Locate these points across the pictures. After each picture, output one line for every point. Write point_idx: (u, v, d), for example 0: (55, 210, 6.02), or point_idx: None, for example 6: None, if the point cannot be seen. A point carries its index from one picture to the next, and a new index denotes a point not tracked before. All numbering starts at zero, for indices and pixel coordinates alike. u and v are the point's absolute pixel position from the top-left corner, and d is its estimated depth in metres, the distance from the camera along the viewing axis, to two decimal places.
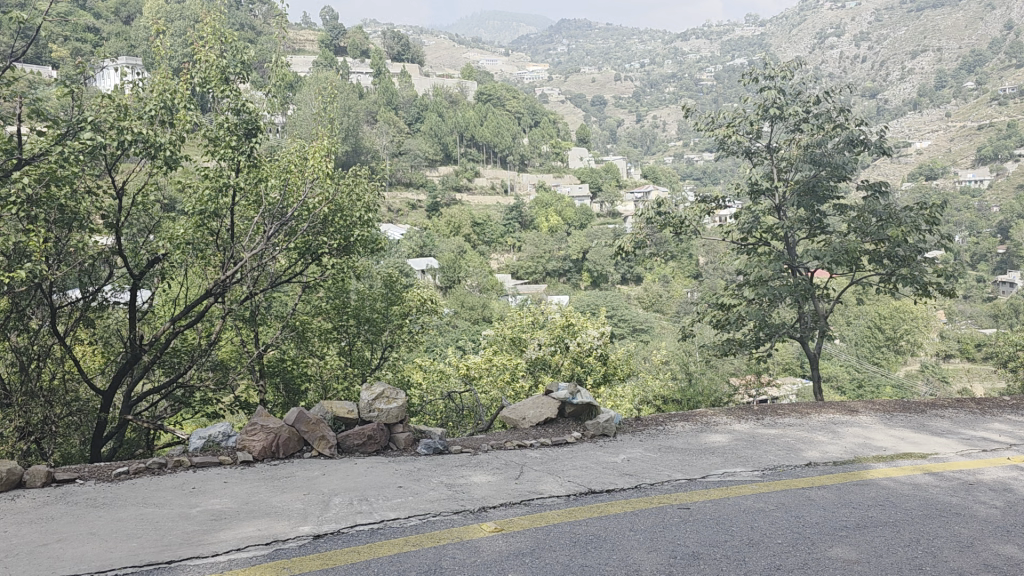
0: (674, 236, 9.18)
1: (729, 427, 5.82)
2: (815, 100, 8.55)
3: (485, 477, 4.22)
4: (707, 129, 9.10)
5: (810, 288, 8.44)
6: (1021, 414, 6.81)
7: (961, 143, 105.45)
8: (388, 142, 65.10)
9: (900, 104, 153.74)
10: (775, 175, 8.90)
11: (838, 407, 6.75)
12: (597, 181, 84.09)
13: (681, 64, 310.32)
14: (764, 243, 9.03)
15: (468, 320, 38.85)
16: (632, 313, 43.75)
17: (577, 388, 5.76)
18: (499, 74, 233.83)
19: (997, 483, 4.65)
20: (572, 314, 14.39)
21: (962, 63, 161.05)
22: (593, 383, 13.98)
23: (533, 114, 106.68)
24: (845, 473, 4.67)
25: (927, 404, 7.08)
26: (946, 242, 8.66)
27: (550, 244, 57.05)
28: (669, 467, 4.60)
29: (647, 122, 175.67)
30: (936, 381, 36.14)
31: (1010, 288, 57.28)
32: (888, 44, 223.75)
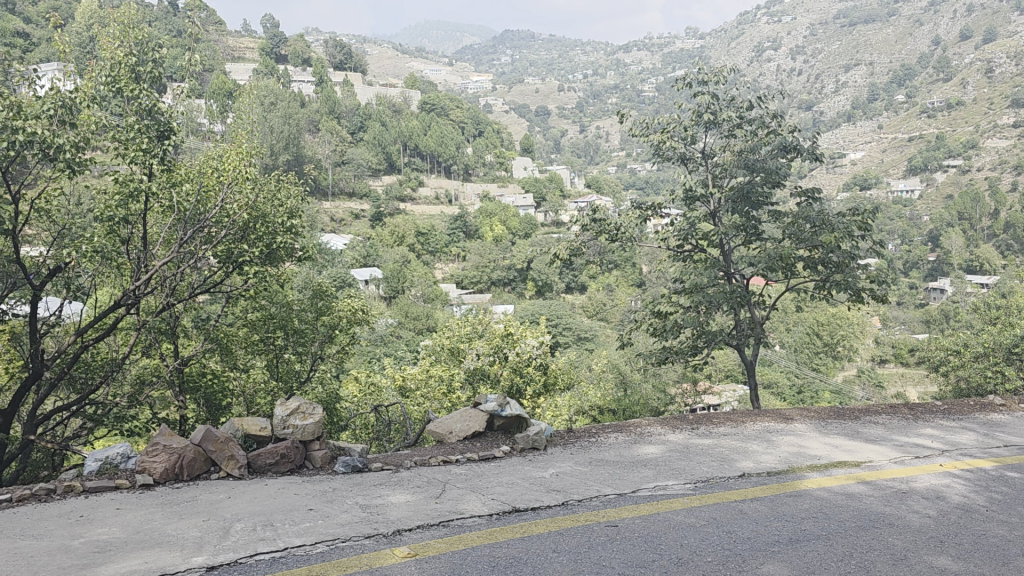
0: (610, 242, 9.05)
1: (663, 437, 5.70)
2: (747, 105, 8.55)
3: (404, 496, 3.99)
4: (641, 135, 9.03)
5: (745, 296, 8.42)
6: (953, 418, 6.83)
7: (893, 155, 108.65)
8: (331, 151, 64.44)
9: (835, 116, 157.84)
10: (709, 182, 8.81)
11: (774, 415, 6.66)
12: (541, 190, 84.35)
13: (623, 75, 313.68)
14: (700, 250, 8.96)
15: (412, 330, 38.51)
16: (577, 321, 43.90)
17: (507, 400, 5.58)
18: (444, 83, 233.45)
19: (930, 490, 4.58)
20: (510, 323, 14.27)
21: (893, 78, 165.89)
22: (532, 394, 13.88)
23: (478, 125, 106.68)
24: (779, 484, 4.55)
25: (861, 410, 7.04)
26: (879, 249, 8.71)
27: (494, 253, 57.04)
28: (597, 482, 4.42)
29: (591, 133, 177.07)
30: (871, 387, 37.06)
31: (941, 295, 59.15)
32: (824, 58, 229.45)
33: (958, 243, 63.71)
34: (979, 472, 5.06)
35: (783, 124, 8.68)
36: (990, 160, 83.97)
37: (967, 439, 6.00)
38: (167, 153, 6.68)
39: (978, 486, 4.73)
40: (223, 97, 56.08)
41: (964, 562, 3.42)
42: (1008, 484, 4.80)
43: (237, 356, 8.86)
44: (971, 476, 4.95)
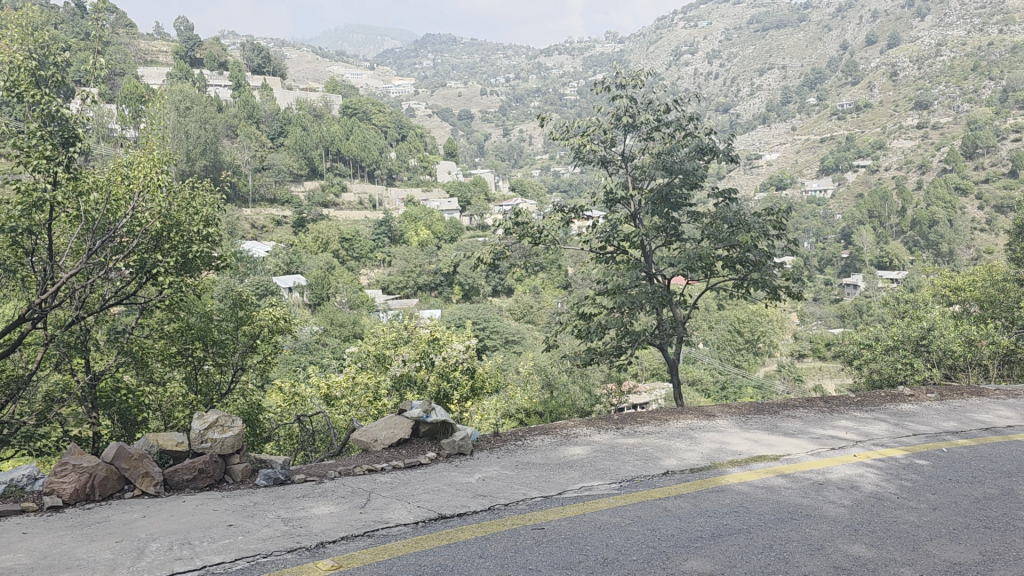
0: (533, 246, 9.06)
1: (589, 438, 5.73)
2: (665, 108, 8.68)
3: (328, 508, 3.92)
4: (561, 138, 9.07)
5: (666, 296, 8.56)
6: (866, 410, 7.07)
7: (807, 156, 112.26)
8: (250, 157, 63.12)
9: (751, 118, 162.22)
10: (629, 184, 8.92)
11: (695, 412, 6.79)
12: (466, 194, 84.44)
13: (544, 79, 315.49)
14: (621, 252, 9.07)
15: (337, 338, 38.04)
16: (504, 324, 44.14)
17: (432, 406, 5.56)
18: (365, 88, 231.89)
19: (844, 480, 4.73)
20: (436, 327, 14.20)
21: (805, 81, 171.12)
22: (459, 398, 13.93)
23: (401, 129, 106.07)
24: (702, 481, 4.63)
25: (779, 404, 7.23)
26: (793, 248, 8.97)
27: (420, 258, 56.84)
28: (524, 484, 4.44)
29: (514, 137, 177.68)
30: (791, 381, 38.34)
31: (854, 290, 61.43)
32: (739, 63, 235.55)
33: (869, 241, 66.33)
34: (890, 460, 5.26)
35: (698, 126, 8.87)
36: (897, 159, 87.58)
37: (880, 429, 6.22)
38: (72, 162, 6.42)
39: (890, 474, 4.91)
40: (135, 101, 54.44)
41: (878, 548, 3.54)
42: (917, 471, 5.00)
43: (153, 367, 8.61)
44: (882, 466, 5.13)
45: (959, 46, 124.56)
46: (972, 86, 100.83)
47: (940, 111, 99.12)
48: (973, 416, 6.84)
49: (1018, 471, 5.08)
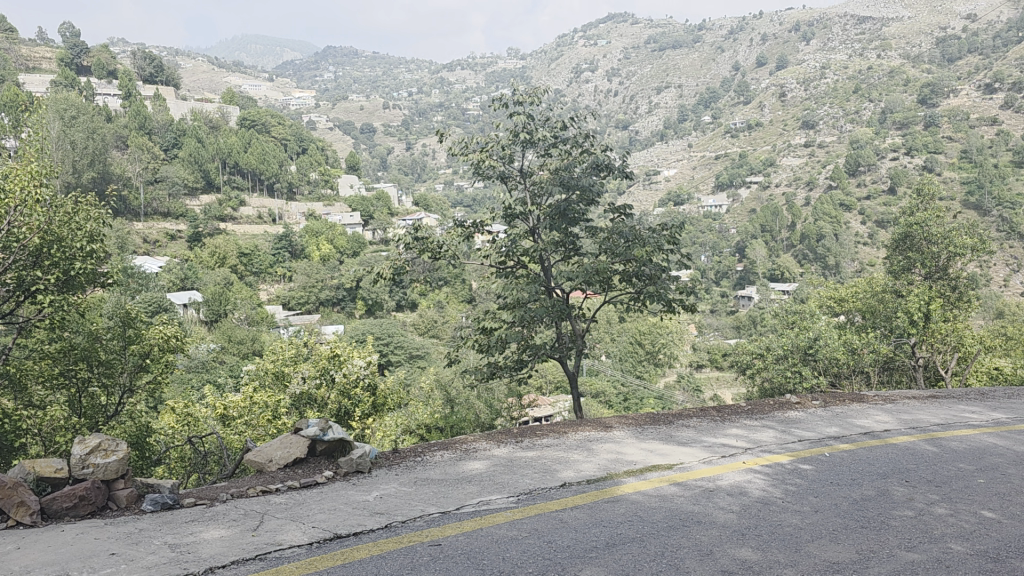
0: (433, 261, 9.02)
1: (489, 452, 5.75)
2: (561, 125, 8.84)
3: (218, 532, 3.80)
4: (460, 154, 9.03)
5: (565, 309, 8.67)
6: (755, 418, 7.33)
7: (703, 172, 116.09)
8: (142, 169, 60.96)
9: (649, 135, 166.56)
10: (528, 201, 9.03)
11: (594, 424, 6.90)
12: (368, 208, 83.66)
13: (447, 94, 315.64)
14: (522, 267, 9.17)
15: (235, 355, 37.04)
16: (408, 339, 43.92)
17: (328, 424, 5.46)
18: (264, 98, 227.41)
19: (733, 486, 4.90)
20: (337, 343, 13.99)
21: (700, 100, 177.18)
22: (360, 416, 13.73)
23: (301, 142, 104.33)
24: (598, 492, 4.71)
25: (674, 414, 7.42)
26: (688, 262, 9.23)
27: (322, 273, 56.00)
28: (422, 502, 4.40)
29: (418, 150, 177.16)
30: (689, 390, 39.50)
31: (748, 302, 63.88)
32: (636, 81, 241.72)
33: (762, 254, 69.10)
34: (777, 466, 5.47)
35: (596, 143, 9.06)
36: (786, 176, 91.64)
37: (768, 436, 6.47)
38: None
39: (777, 480, 5.10)
40: (15, 109, 51.85)
41: (763, 552, 3.69)
42: (802, 476, 5.21)
43: (32, 391, 8.17)
44: (770, 471, 5.34)
45: (841, 70, 131.35)
46: (853, 108, 106.55)
47: (826, 130, 104.48)
48: (854, 421, 7.20)
49: (891, 471, 5.39)
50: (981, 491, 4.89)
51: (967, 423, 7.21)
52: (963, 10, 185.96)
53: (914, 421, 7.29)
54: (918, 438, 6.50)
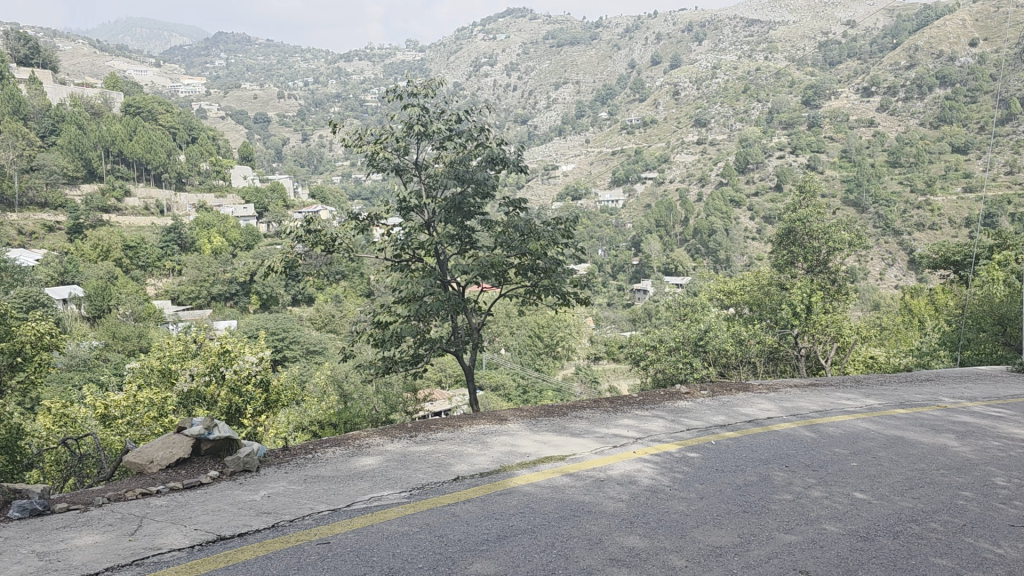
0: (325, 255, 8.79)
1: (382, 448, 5.68)
2: (456, 118, 8.86)
3: (93, 537, 3.62)
4: (354, 145, 8.84)
5: (461, 303, 8.63)
6: (645, 408, 7.49)
7: (600, 167, 118.28)
8: (15, 157, 57.65)
9: (548, 130, 168.58)
10: (423, 194, 8.94)
11: (489, 417, 6.92)
12: (263, 200, 81.59)
13: (344, 84, 310.99)
14: (417, 260, 9.09)
15: (120, 352, 35.56)
16: (304, 333, 43.21)
17: (214, 422, 5.28)
18: (150, 84, 218.81)
19: (623, 475, 5.00)
20: (228, 339, 13.57)
21: (597, 96, 180.59)
22: (252, 413, 13.36)
23: (190, 130, 100.73)
24: (490, 485, 4.71)
25: (568, 406, 7.52)
26: (582, 255, 9.36)
27: (214, 266, 54.36)
28: (311, 500, 4.31)
29: (314, 142, 173.86)
30: (587, 382, 40.31)
31: (644, 295, 65.61)
32: (536, 76, 244.31)
33: (657, 249, 70.94)
34: (666, 454, 5.61)
35: (491, 136, 9.08)
36: (680, 172, 94.23)
37: (657, 426, 6.64)
38: None
39: (665, 467, 5.24)
40: None
41: (650, 539, 3.77)
42: (689, 463, 5.37)
43: None
44: (660, 460, 5.47)
45: (731, 71, 136.15)
46: (743, 108, 110.60)
47: (716, 128, 108.21)
48: (739, 410, 7.46)
49: (773, 457, 5.62)
50: (855, 473, 5.15)
51: (843, 410, 7.58)
52: (842, 17, 196.04)
53: (795, 408, 7.61)
54: (799, 425, 6.78)
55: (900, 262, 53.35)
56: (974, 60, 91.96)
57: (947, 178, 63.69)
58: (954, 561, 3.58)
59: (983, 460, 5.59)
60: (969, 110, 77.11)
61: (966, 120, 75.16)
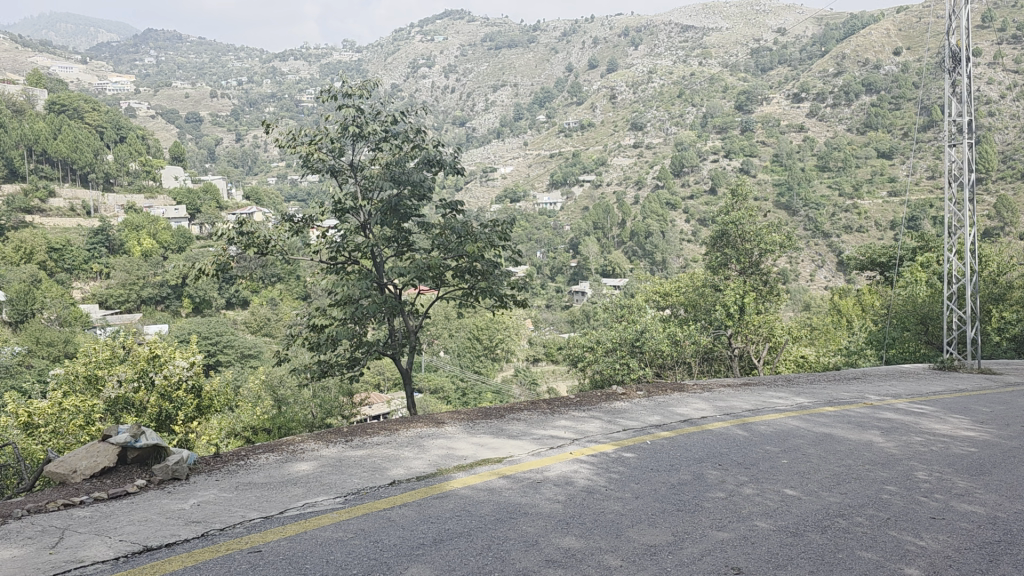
0: (259, 257, 8.60)
1: (317, 453, 5.59)
2: (392, 119, 8.80)
3: (10, 551, 3.48)
4: (289, 146, 8.74)
5: (397, 305, 8.55)
6: (583, 409, 7.53)
7: (538, 170, 119.15)
8: None
9: (486, 132, 169.17)
10: (358, 195, 8.84)
11: (426, 420, 6.88)
12: (195, 202, 79.91)
13: (280, 83, 306.76)
14: (353, 262, 8.99)
15: (45, 358, 34.42)
16: (239, 337, 42.46)
17: (142, 430, 5.13)
18: (76, 82, 212.13)
19: (560, 476, 5.02)
20: (157, 344, 13.25)
21: (535, 100, 182.13)
22: (183, 419, 13.04)
23: (118, 129, 97.96)
24: (426, 488, 4.69)
25: (505, 408, 7.52)
26: (518, 258, 9.38)
27: (144, 269, 53.04)
28: (243, 507, 4.22)
29: (248, 142, 170.90)
30: (526, 384, 40.53)
31: (582, 297, 66.21)
32: (474, 78, 245.14)
33: (594, 251, 71.64)
34: (602, 455, 5.65)
35: (428, 139, 9.05)
36: (616, 175, 95.21)
37: (593, 427, 6.69)
38: None
39: (601, 468, 5.28)
40: None
41: (585, 539, 3.80)
42: (624, 463, 5.42)
43: None
44: (595, 460, 5.51)
45: (666, 76, 139.01)
46: (678, 112, 112.49)
47: (652, 132, 110.01)
48: (674, 410, 7.54)
49: (707, 455, 5.70)
50: (784, 470, 5.26)
51: (775, 408, 7.73)
52: (772, 25, 201.31)
53: (727, 407, 7.74)
54: (731, 424, 6.89)
55: (829, 263, 54.85)
56: (897, 68, 95.27)
57: (873, 183, 66.03)
58: (880, 554, 3.69)
59: (905, 456, 5.77)
60: (893, 117, 79.94)
61: (890, 126, 77.96)
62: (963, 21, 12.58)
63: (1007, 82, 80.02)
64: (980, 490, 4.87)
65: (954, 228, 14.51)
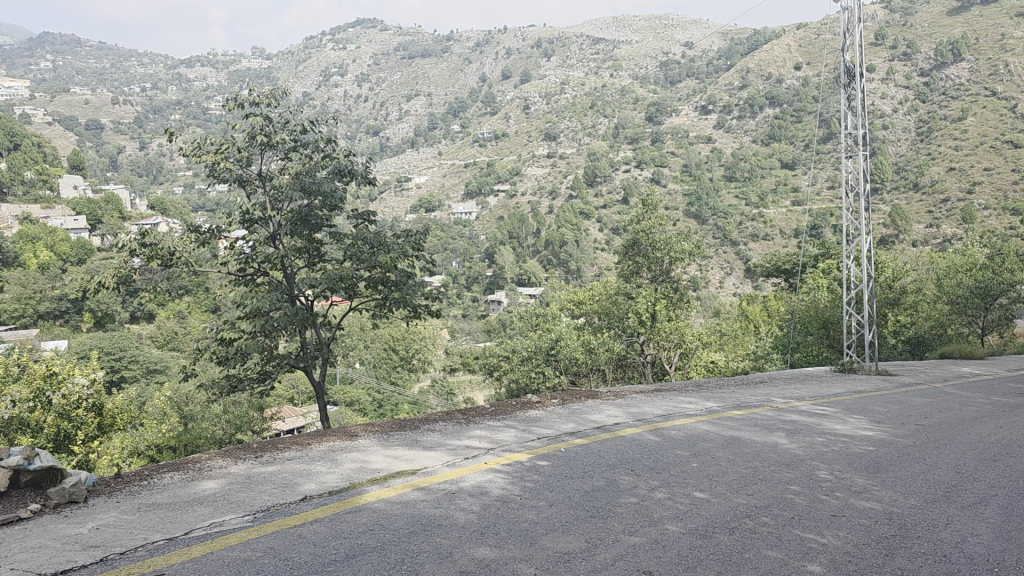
0: (163, 267, 8.30)
1: (225, 470, 5.44)
2: (302, 128, 8.69)
3: None
4: (193, 154, 8.49)
5: (309, 317, 8.39)
6: (497, 419, 7.55)
7: (452, 180, 119.40)
8: None
9: (401, 141, 168.67)
10: (267, 205, 8.62)
11: (339, 433, 6.77)
12: (96, 212, 76.83)
13: (186, 89, 298.60)
14: (262, 274, 8.79)
15: None
16: (144, 352, 41.00)
17: (35, 451, 4.88)
18: None
19: (475, 487, 5.01)
20: (56, 361, 12.67)
21: (450, 109, 182.80)
22: (83, 439, 12.49)
23: (11, 136, 93.34)
24: (339, 503, 4.61)
25: (420, 419, 7.46)
26: (432, 268, 9.35)
27: (41, 283, 50.65)
28: (146, 529, 4.07)
29: (152, 150, 165.39)
30: (444, 395, 40.45)
31: (498, 306, 66.59)
32: (388, 88, 244.68)
33: (509, 260, 72.06)
34: (516, 463, 5.67)
35: (339, 150, 8.94)
36: (531, 185, 96.04)
37: (509, 436, 6.70)
38: None
39: (515, 477, 5.30)
40: None
41: (499, 549, 3.80)
42: (538, 472, 5.45)
43: None
44: (510, 469, 5.52)
45: (579, 87, 141.66)
46: (590, 123, 114.34)
47: (566, 142, 111.49)
48: (587, 417, 7.65)
49: (619, 461, 5.78)
50: (694, 474, 5.38)
51: (685, 412, 7.93)
52: (681, 39, 207.22)
53: (640, 413, 7.88)
54: (643, 429, 7.04)
55: (737, 271, 56.52)
56: (798, 82, 98.99)
57: (778, 193, 68.58)
58: (784, 553, 3.81)
59: (809, 456, 5.98)
60: (796, 129, 83.27)
61: (793, 138, 81.34)
62: (857, 38, 13.15)
63: (899, 96, 84.13)
64: (877, 487, 5.08)
65: (853, 237, 15.12)
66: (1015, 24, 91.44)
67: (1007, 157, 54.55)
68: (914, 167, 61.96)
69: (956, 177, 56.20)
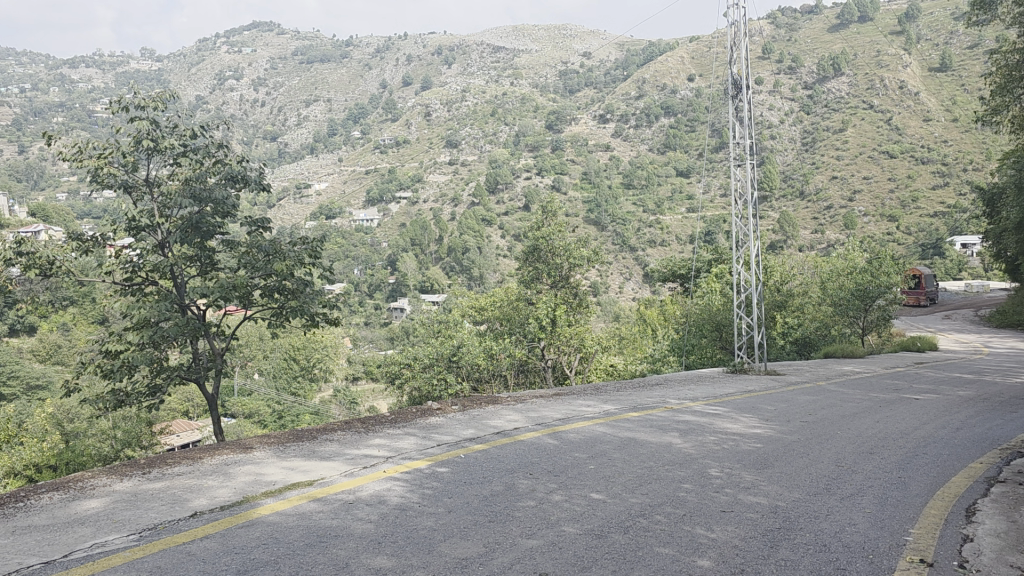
0: (41, 277, 7.86)
1: (109, 488, 5.21)
2: (191, 133, 8.45)
3: None
4: (73, 159, 8.10)
5: (200, 326, 8.12)
6: (397, 426, 7.49)
7: (353, 186, 117.84)
8: None
9: (299, 147, 165.33)
10: (156, 212, 8.32)
11: (233, 446, 6.59)
12: None
13: (69, 90, 284.68)
14: (150, 282, 8.45)
15: None
16: (23, 367, 38.72)
17: None
18: None
19: (373, 496, 4.96)
20: None
21: (349, 114, 180.52)
22: None
23: None
24: (231, 518, 4.48)
25: (318, 428, 7.34)
26: (329, 276, 9.18)
27: None
28: (22, 553, 3.86)
29: (32, 154, 156.72)
30: (345, 404, 39.81)
31: (401, 313, 66.13)
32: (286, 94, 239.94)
33: (412, 266, 71.51)
34: (415, 471, 5.65)
35: (231, 156, 8.73)
36: (433, 193, 95.66)
37: (408, 443, 6.67)
38: None
39: (414, 485, 5.27)
40: None
41: (397, 557, 3.77)
42: (438, 478, 5.43)
43: None
44: (409, 477, 5.50)
45: (479, 95, 142.04)
46: (491, 130, 114.90)
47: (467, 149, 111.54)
48: (488, 422, 7.67)
49: (518, 465, 5.83)
50: (590, 476, 5.48)
51: (583, 416, 8.06)
52: (579, 49, 211.50)
53: (540, 417, 7.95)
54: (541, 433, 7.12)
55: (636, 276, 57.71)
56: (692, 92, 102.00)
57: (674, 201, 70.50)
58: (675, 549, 3.92)
59: (701, 454, 6.17)
60: (689, 138, 86.17)
61: (687, 147, 83.93)
62: (743, 50, 13.63)
63: (785, 108, 87.77)
64: (764, 482, 5.29)
65: (743, 243, 15.61)
66: (889, 40, 96.79)
67: (883, 167, 58.71)
68: (800, 175, 64.52)
69: (838, 185, 58.98)
